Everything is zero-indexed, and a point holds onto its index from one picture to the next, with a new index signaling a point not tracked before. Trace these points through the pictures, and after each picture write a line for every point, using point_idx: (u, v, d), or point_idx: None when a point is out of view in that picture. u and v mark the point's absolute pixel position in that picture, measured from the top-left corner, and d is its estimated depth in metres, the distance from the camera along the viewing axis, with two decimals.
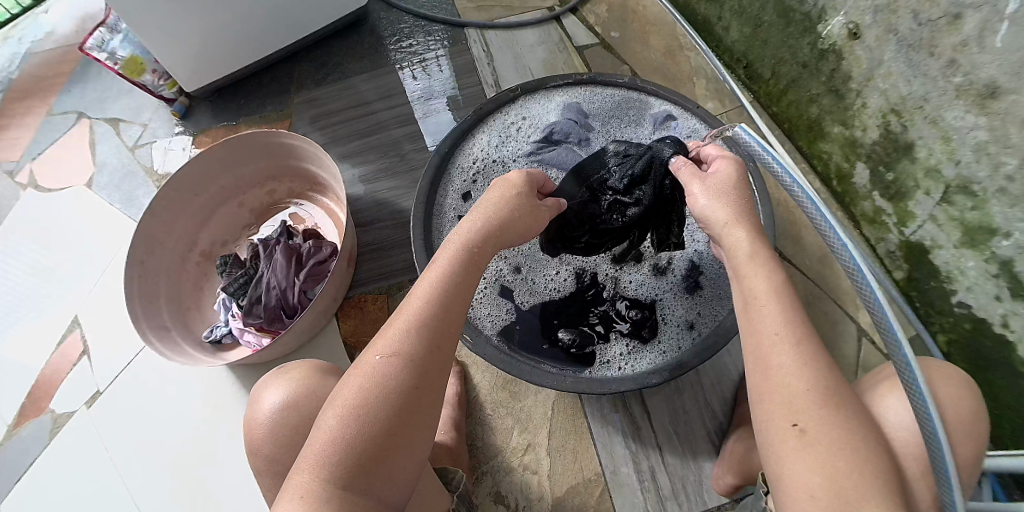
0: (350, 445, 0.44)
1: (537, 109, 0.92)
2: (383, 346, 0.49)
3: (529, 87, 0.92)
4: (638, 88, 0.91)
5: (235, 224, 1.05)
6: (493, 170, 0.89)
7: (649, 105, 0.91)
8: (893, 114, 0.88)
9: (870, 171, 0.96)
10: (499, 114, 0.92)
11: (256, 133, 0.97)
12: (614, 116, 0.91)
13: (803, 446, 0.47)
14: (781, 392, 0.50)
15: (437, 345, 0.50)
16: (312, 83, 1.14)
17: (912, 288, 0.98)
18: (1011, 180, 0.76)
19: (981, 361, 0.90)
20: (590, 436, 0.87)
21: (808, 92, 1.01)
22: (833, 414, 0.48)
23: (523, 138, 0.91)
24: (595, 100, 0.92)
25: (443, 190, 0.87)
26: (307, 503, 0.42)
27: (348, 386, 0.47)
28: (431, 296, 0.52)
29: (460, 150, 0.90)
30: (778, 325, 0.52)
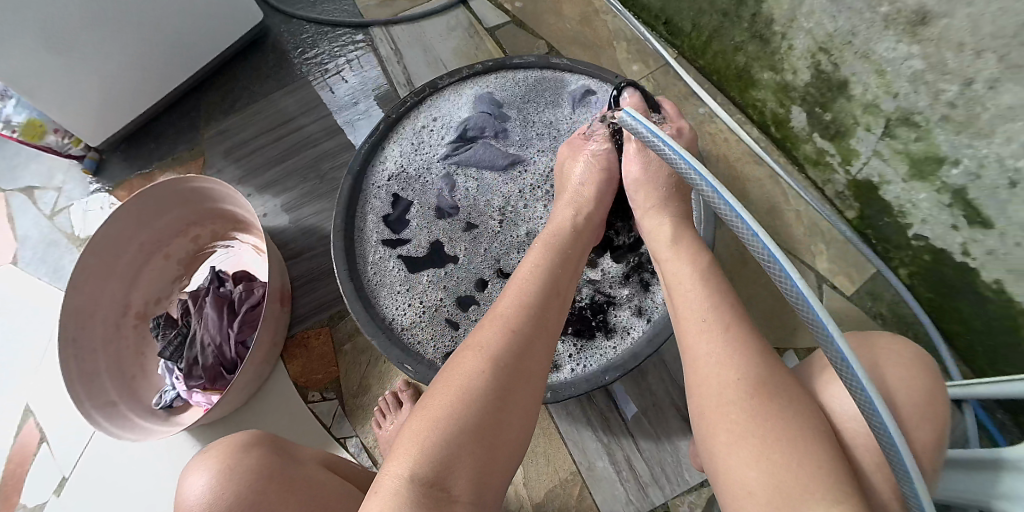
0: (443, 438, 0.47)
1: (447, 107, 0.87)
2: (475, 347, 0.54)
3: (435, 86, 0.87)
4: (550, 65, 0.86)
5: (165, 278, 1.00)
6: (411, 181, 0.85)
7: (564, 80, 0.86)
8: (822, 53, 0.83)
9: (806, 114, 0.91)
10: (408, 119, 0.87)
11: (162, 184, 0.91)
12: (530, 100, 0.87)
13: (736, 440, 0.44)
14: (716, 387, 0.47)
15: (527, 351, 0.54)
16: (219, 113, 1.07)
17: (866, 226, 0.94)
18: (953, 107, 0.71)
19: (946, 290, 0.87)
20: (559, 434, 0.86)
21: (732, 41, 0.95)
22: (765, 402, 0.44)
23: (436, 141, 0.86)
24: (508, 86, 0.87)
25: (361, 212, 0.83)
26: (414, 460, 0.46)
27: (459, 364, 0.53)
28: (527, 289, 0.59)
29: (373, 166, 0.85)
30: (702, 318, 0.51)
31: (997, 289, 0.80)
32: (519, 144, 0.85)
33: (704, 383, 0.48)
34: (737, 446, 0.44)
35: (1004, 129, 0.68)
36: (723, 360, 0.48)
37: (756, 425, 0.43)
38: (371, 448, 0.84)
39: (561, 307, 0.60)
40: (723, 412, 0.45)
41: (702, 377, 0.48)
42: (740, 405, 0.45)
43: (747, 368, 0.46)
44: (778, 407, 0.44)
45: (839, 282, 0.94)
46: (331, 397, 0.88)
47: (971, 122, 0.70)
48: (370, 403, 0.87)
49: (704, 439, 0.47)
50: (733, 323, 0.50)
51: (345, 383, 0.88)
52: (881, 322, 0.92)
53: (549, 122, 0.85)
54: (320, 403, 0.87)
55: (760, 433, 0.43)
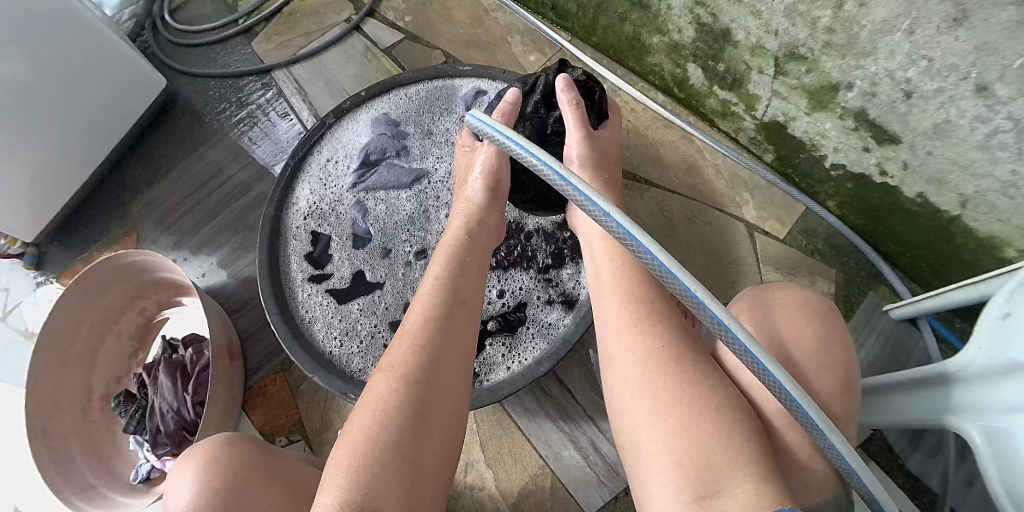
0: (369, 463, 0.45)
1: (347, 137, 0.90)
2: (389, 367, 0.52)
3: (331, 119, 0.89)
4: (436, 75, 0.90)
5: (121, 355, 1.02)
6: (326, 215, 0.87)
7: (454, 87, 0.90)
8: (699, 7, 0.83)
9: (702, 69, 0.91)
10: (312, 156, 0.89)
11: (97, 264, 0.92)
12: (424, 113, 0.90)
13: (658, 411, 0.46)
14: (635, 375, 0.49)
15: (440, 361, 0.53)
16: (144, 186, 1.10)
17: (786, 167, 0.95)
18: (831, 32, 0.71)
19: (875, 213, 0.87)
20: (522, 433, 0.86)
21: (616, 13, 0.95)
22: (685, 371, 0.47)
23: (343, 171, 0.89)
24: (401, 104, 0.91)
25: (283, 254, 0.85)
26: (342, 493, 0.43)
27: (376, 386, 0.51)
28: (434, 299, 0.58)
29: (286, 208, 0.87)
30: (614, 316, 0.54)
31: (921, 201, 0.80)
32: (421, 157, 0.89)
33: (625, 375, 0.50)
34: (659, 424, 0.45)
35: (884, 43, 0.68)
36: (637, 344, 0.51)
37: (678, 404, 0.45)
38: None
39: (472, 317, 0.60)
40: (646, 394, 0.47)
41: (622, 368, 0.51)
42: (658, 387, 0.47)
43: (663, 351, 0.49)
44: (692, 379, 0.47)
45: (770, 227, 0.94)
46: (297, 439, 0.89)
47: (852, 43, 0.71)
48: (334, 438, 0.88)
49: (623, 429, 0.49)
50: (643, 312, 0.53)
51: (308, 423, 0.90)
52: (820, 258, 0.92)
53: (446, 130, 0.89)
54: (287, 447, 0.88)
55: (682, 412, 0.44)
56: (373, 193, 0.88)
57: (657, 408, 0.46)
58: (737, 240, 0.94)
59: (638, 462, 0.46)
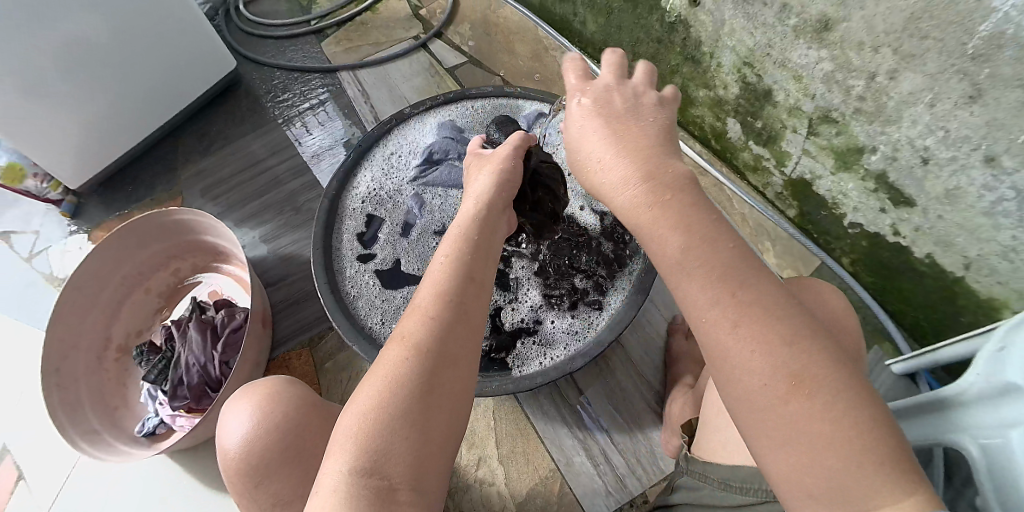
0: (378, 431, 0.46)
1: (414, 135, 0.96)
2: (400, 338, 0.52)
3: (402, 117, 0.96)
4: (507, 93, 0.97)
5: (145, 310, 1.04)
6: (384, 203, 0.92)
7: (522, 107, 0.97)
8: (746, 67, 0.93)
9: (740, 124, 1.02)
10: (378, 147, 0.95)
11: (150, 215, 0.97)
12: (489, 125, 0.96)
13: (785, 445, 0.42)
14: (756, 387, 0.43)
15: (452, 334, 0.52)
16: (196, 154, 1.14)
17: (806, 222, 1.03)
18: (863, 99, 0.81)
19: (885, 270, 0.95)
20: (537, 435, 0.88)
21: (668, 65, 1.06)
22: (809, 401, 0.41)
23: (406, 165, 0.95)
24: (468, 114, 0.97)
25: (338, 230, 0.89)
26: (349, 458, 0.45)
27: (389, 354, 0.51)
28: (447, 273, 0.57)
29: (347, 189, 0.92)
30: (716, 308, 0.45)
31: (928, 261, 0.88)
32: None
33: (739, 379, 0.44)
34: (796, 439, 0.41)
35: (908, 113, 0.77)
36: (751, 360, 0.43)
37: (805, 430, 0.41)
38: None
39: (488, 290, 0.59)
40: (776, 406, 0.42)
41: (734, 367, 0.44)
42: (792, 401, 0.42)
43: (784, 358, 0.43)
44: (834, 393, 0.41)
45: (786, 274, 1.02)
46: None
47: (880, 111, 0.80)
48: None
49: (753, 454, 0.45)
50: (762, 302, 0.45)
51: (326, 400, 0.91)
52: None
53: None
54: None
55: (821, 436, 0.41)
56: (430, 189, 0.94)
57: (785, 427, 0.42)
58: None
59: (769, 466, 0.43)
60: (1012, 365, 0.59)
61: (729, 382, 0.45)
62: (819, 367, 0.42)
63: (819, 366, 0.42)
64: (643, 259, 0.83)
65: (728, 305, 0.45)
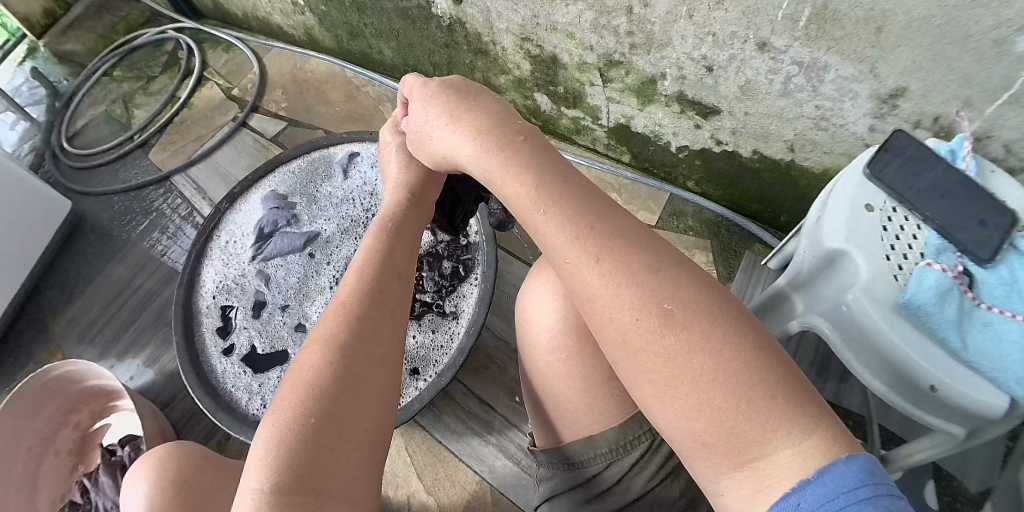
0: (298, 437, 0.41)
1: (242, 215, 0.97)
2: (319, 339, 0.48)
3: (225, 203, 0.97)
4: (315, 146, 1.01)
5: (61, 473, 1.05)
6: (234, 289, 0.93)
7: (332, 154, 1.01)
8: (526, 41, 0.93)
9: (546, 95, 1.02)
10: (213, 240, 0.96)
11: (35, 380, 0.98)
12: (308, 181, 1.00)
13: (664, 389, 0.37)
14: (628, 324, 0.39)
15: (369, 332, 0.49)
16: (59, 306, 1.13)
17: (643, 162, 1.04)
18: (631, 34, 0.82)
19: (726, 180, 0.96)
20: (453, 454, 0.88)
21: (465, 63, 1.06)
22: (687, 333, 0.37)
23: (243, 247, 0.96)
24: (286, 179, 1.00)
25: (197, 333, 0.89)
26: (268, 471, 0.40)
27: (307, 356, 0.47)
28: (362, 270, 0.54)
29: (194, 290, 0.92)
30: (572, 249, 0.42)
31: (758, 158, 0.88)
32: (312, 221, 0.97)
33: (614, 321, 0.40)
34: (671, 376, 0.37)
35: (674, 31, 0.78)
36: (618, 288, 0.39)
37: (686, 364, 0.36)
38: None
39: (407, 287, 0.56)
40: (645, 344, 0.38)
41: (601, 307, 0.40)
42: (662, 332, 0.37)
43: (647, 291, 0.39)
44: (703, 322, 0.37)
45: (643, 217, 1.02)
46: None
47: (650, 39, 0.81)
48: None
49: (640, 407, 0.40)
50: (618, 238, 0.41)
51: None
52: (694, 233, 1.00)
53: (329, 192, 0.99)
54: None
55: (699, 371, 0.36)
56: (272, 262, 0.95)
57: (663, 364, 0.37)
58: None
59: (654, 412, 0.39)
60: (828, 231, 0.68)
61: (605, 327, 0.40)
62: (692, 296, 0.38)
63: (690, 295, 0.38)
64: (478, 256, 0.85)
65: (585, 242, 0.42)
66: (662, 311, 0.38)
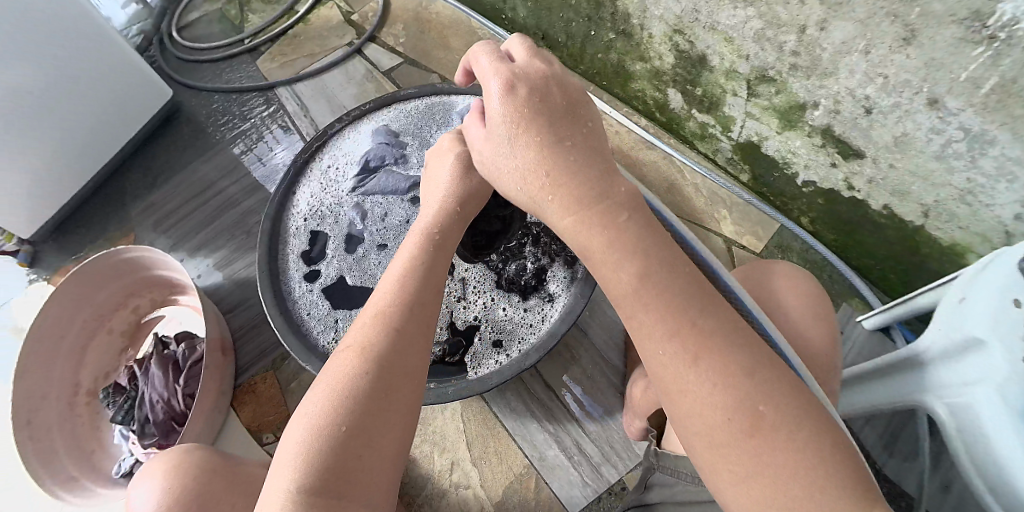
0: (325, 446, 0.43)
1: (349, 144, 0.97)
2: (353, 347, 0.49)
3: (332, 129, 0.96)
4: (435, 91, 0.98)
5: (109, 351, 1.06)
6: (325, 217, 0.93)
7: (450, 102, 0.98)
8: (677, 34, 0.90)
9: (681, 93, 0.98)
10: (315, 162, 0.96)
11: (101, 257, 0.97)
12: (423, 124, 0.97)
13: (740, 482, 0.38)
14: (715, 412, 0.39)
15: (403, 345, 0.50)
16: (141, 190, 1.18)
17: (761, 186, 1.00)
18: (796, 56, 0.78)
19: (846, 226, 0.92)
20: (506, 431, 0.87)
21: (602, 41, 1.02)
22: (771, 436, 0.38)
23: (344, 177, 0.95)
24: (401, 117, 0.98)
25: (282, 252, 0.90)
26: (295, 476, 0.42)
27: (340, 363, 0.49)
28: (400, 277, 0.55)
29: (288, 208, 0.93)
30: (675, 342, 0.41)
31: (887, 214, 0.85)
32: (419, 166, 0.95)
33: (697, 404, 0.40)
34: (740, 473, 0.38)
35: (845, 63, 0.74)
36: (714, 392, 0.39)
37: (762, 459, 0.37)
38: None
39: (440, 299, 0.57)
40: (727, 435, 0.38)
41: (693, 402, 0.40)
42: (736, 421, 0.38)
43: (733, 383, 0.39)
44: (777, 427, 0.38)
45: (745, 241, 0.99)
46: None
47: (815, 65, 0.77)
48: None
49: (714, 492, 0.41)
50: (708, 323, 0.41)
51: None
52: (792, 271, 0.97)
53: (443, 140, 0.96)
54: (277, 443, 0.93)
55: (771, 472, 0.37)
56: (370, 198, 0.94)
57: (746, 465, 0.38)
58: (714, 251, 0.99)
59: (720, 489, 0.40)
60: (965, 315, 0.57)
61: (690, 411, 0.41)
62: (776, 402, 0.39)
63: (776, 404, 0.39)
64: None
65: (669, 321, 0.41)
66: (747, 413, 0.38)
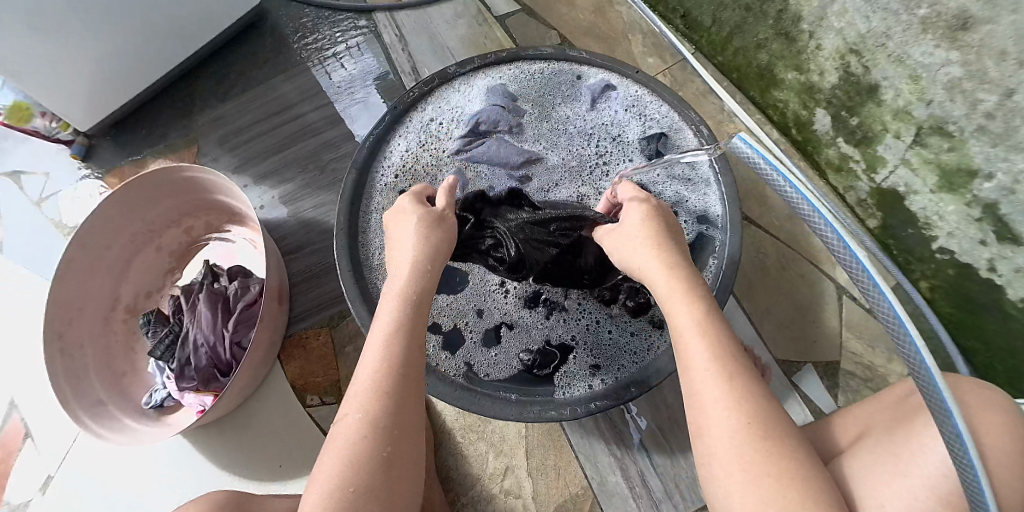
0: None
1: (458, 98, 0.89)
2: (352, 411, 0.47)
3: (443, 76, 0.88)
4: (567, 57, 0.89)
5: (155, 270, 1.03)
6: (419, 176, 0.87)
7: (583, 73, 0.89)
8: (852, 55, 0.81)
9: (831, 118, 0.88)
10: (416, 112, 0.89)
11: (156, 172, 0.92)
12: (545, 92, 0.90)
13: None
14: (728, 435, 0.45)
15: (397, 392, 0.48)
16: (214, 100, 1.11)
17: (888, 236, 0.91)
18: (990, 117, 0.70)
19: (969, 305, 0.84)
20: (571, 448, 0.82)
21: (754, 38, 0.93)
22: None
23: (447, 136, 0.88)
24: (522, 79, 0.90)
25: (368, 203, 0.85)
26: None
27: (343, 429, 0.47)
28: (393, 325, 0.51)
29: (381, 156, 0.87)
30: (706, 357, 0.47)
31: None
32: (533, 140, 0.88)
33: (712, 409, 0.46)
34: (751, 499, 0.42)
35: None
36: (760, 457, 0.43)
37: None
38: None
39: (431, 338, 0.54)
40: (735, 458, 0.44)
41: (738, 469, 0.44)
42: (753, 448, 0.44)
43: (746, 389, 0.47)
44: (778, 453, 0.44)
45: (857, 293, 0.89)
46: (330, 402, 0.91)
47: (1008, 134, 0.69)
48: None
49: None
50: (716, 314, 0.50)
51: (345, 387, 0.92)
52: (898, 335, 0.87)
53: (564, 115, 0.89)
54: (319, 408, 0.91)
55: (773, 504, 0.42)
56: (474, 164, 0.87)
57: None
58: (824, 296, 0.90)
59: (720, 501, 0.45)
60: None
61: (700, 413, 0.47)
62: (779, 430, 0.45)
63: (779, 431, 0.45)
64: (713, 264, 0.75)
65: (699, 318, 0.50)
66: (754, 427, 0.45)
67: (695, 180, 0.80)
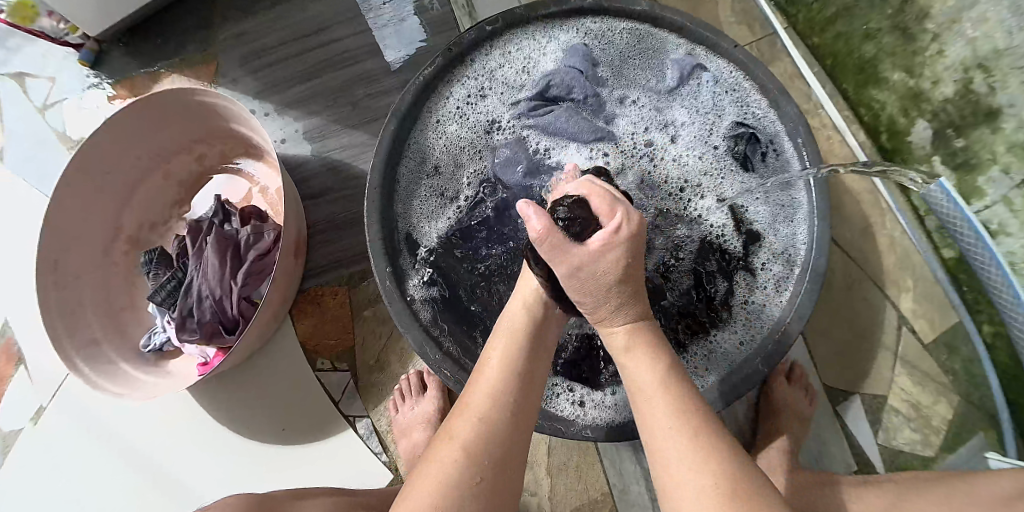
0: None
1: (529, 47, 0.80)
2: (462, 441, 0.46)
3: (512, 17, 0.78)
4: (658, 18, 0.78)
5: (162, 200, 0.95)
6: (476, 132, 0.79)
7: (674, 38, 0.79)
8: (978, 70, 0.72)
9: (932, 132, 0.79)
10: (476, 56, 0.80)
11: (167, 91, 0.82)
12: (632, 54, 0.80)
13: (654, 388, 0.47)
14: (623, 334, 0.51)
15: (507, 437, 0.47)
16: (241, 12, 0.99)
17: (961, 270, 0.81)
18: None
19: None
20: (596, 452, 0.79)
21: (864, 25, 0.83)
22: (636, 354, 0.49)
23: (512, 88, 0.80)
24: (605, 35, 0.80)
25: (412, 158, 0.78)
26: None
27: (444, 454, 0.46)
28: (499, 374, 0.50)
29: (432, 101, 0.79)
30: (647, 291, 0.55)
31: None
32: (609, 108, 0.79)
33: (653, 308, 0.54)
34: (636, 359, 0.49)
35: None
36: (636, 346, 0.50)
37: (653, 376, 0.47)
38: (381, 432, 0.84)
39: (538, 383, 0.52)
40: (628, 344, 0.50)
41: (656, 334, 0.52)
42: (652, 373, 0.47)
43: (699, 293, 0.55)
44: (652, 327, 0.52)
45: (917, 325, 0.83)
46: (342, 368, 0.86)
47: None
48: (385, 381, 0.85)
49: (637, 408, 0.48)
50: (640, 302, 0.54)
51: (359, 355, 0.86)
52: (950, 377, 0.82)
53: (648, 81, 0.80)
54: (330, 373, 0.86)
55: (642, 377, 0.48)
56: (537, 125, 0.79)
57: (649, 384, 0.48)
58: (883, 322, 0.84)
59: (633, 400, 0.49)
60: None
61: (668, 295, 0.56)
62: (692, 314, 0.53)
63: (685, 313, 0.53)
64: (779, 280, 0.72)
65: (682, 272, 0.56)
66: (653, 348, 0.49)
67: (778, 183, 0.74)
